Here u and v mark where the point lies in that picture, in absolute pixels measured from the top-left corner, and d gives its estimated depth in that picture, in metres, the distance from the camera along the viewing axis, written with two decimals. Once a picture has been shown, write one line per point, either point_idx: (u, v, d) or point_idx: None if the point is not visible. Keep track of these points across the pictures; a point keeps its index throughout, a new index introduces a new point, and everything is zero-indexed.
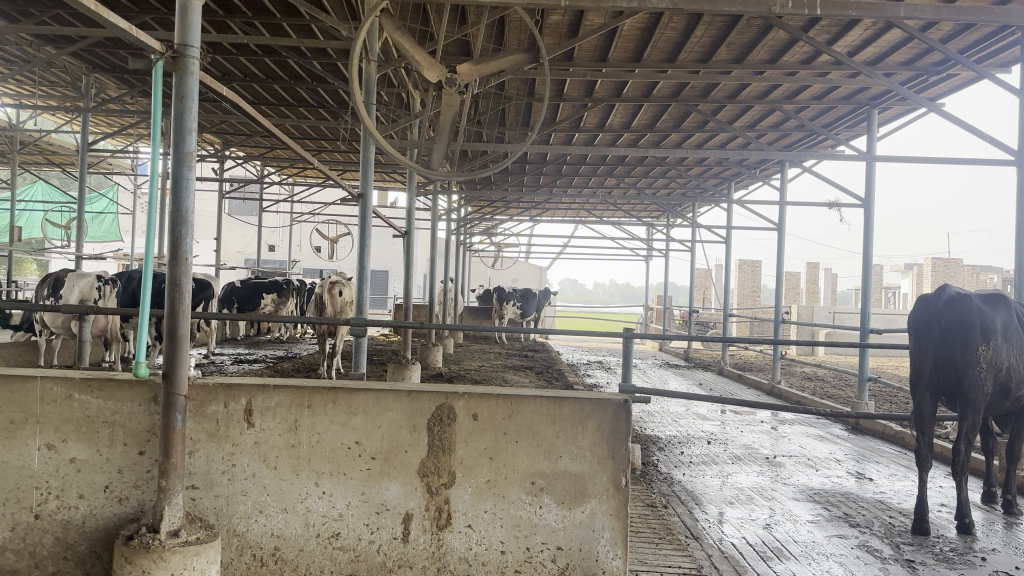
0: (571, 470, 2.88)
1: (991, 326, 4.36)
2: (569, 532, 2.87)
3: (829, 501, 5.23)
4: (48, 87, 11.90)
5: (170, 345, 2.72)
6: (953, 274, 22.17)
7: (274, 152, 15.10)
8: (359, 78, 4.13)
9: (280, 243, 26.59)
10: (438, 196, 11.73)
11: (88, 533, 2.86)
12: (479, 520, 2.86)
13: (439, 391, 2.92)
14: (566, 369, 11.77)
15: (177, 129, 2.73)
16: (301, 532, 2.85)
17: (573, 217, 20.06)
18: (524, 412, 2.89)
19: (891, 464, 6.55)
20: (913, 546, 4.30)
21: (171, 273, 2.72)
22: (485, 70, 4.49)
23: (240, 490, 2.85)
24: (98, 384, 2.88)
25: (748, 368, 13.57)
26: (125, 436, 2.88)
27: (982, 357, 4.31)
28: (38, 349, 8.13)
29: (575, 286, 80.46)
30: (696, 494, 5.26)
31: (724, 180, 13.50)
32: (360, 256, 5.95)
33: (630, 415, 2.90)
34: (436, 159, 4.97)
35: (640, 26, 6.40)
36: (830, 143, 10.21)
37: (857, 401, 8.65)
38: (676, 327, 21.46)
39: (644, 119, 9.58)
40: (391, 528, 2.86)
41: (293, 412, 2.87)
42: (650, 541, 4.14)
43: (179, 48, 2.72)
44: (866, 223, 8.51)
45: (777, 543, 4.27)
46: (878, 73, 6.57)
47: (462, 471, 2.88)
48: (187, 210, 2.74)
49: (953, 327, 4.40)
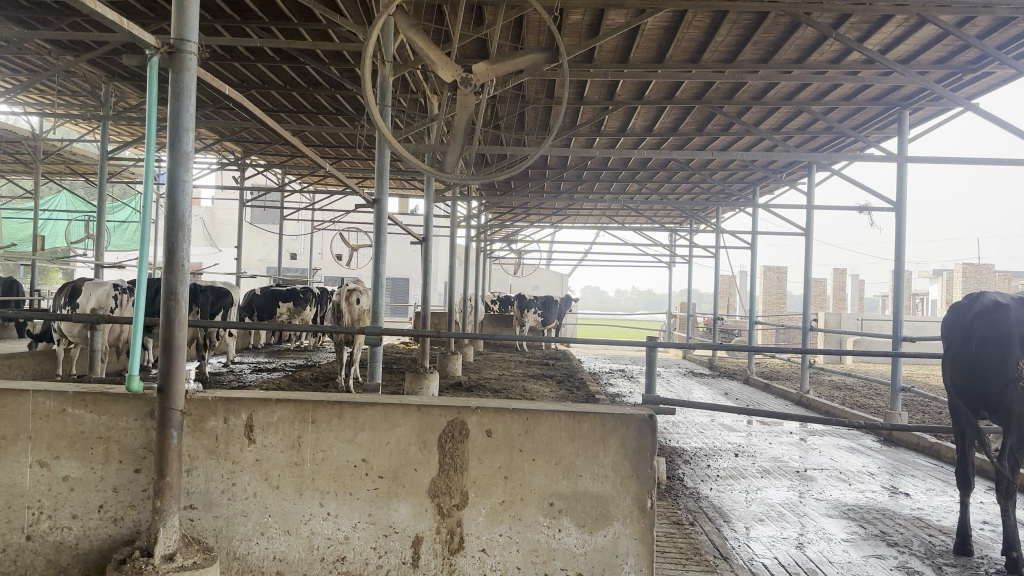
0: (592, 490, 2.69)
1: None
2: (590, 557, 2.67)
3: (864, 518, 4.99)
4: (69, 97, 11.92)
5: (165, 357, 2.57)
6: (984, 280, 21.54)
7: (294, 161, 15.03)
8: (371, 80, 3.88)
9: (301, 251, 26.64)
10: (458, 203, 11.56)
11: (81, 555, 2.71)
12: (494, 544, 2.67)
13: (451, 405, 2.74)
14: (589, 378, 11.58)
15: (172, 130, 2.59)
16: (305, 556, 2.68)
17: (595, 224, 19.80)
18: (541, 429, 2.70)
19: (927, 479, 6.27)
20: (956, 568, 4.05)
21: (167, 281, 2.57)
22: (502, 69, 4.23)
23: (240, 511, 2.69)
24: (93, 399, 2.73)
25: (774, 376, 13.25)
26: (120, 454, 2.73)
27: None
28: (55, 358, 8.04)
29: (596, 293, 80.09)
30: (725, 511, 5.03)
31: (749, 184, 13.21)
32: (376, 262, 5.78)
33: (655, 431, 2.70)
34: (451, 162, 4.74)
35: (662, 26, 6.21)
36: (859, 145, 9.93)
37: (891, 411, 8.32)
38: (700, 335, 21.14)
39: (668, 123, 9.39)
40: (400, 552, 2.68)
41: (296, 428, 2.71)
42: (677, 561, 3.93)
43: (175, 43, 2.57)
44: (898, 227, 8.24)
45: (811, 565, 4.04)
46: (914, 71, 6.31)
47: (475, 490, 2.69)
48: (183, 215, 2.59)
49: (987, 338, 4.05)
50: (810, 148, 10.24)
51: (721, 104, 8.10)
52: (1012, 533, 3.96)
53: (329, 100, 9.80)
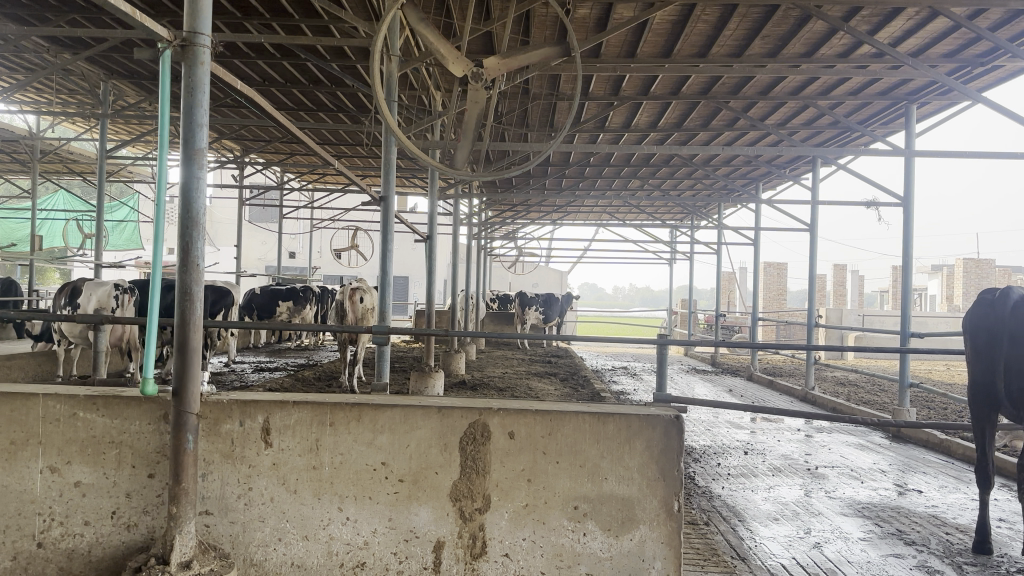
0: (618, 493, 2.63)
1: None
2: (616, 562, 2.61)
3: (880, 516, 4.94)
4: (66, 96, 11.83)
5: (180, 359, 2.50)
6: (985, 275, 21.52)
7: (294, 158, 14.97)
8: (380, 75, 3.79)
9: (300, 249, 26.58)
10: (460, 199, 11.49)
11: (94, 563, 2.65)
12: (518, 549, 2.61)
13: (472, 407, 2.68)
14: (592, 375, 11.54)
15: (186, 126, 2.52)
16: (323, 562, 2.62)
17: (595, 221, 19.75)
18: (565, 430, 2.64)
19: (940, 476, 6.22)
20: (976, 567, 3.99)
21: (182, 281, 2.50)
22: (514, 64, 4.16)
23: (257, 516, 2.63)
24: (105, 402, 2.67)
25: (777, 373, 13.23)
26: (133, 458, 2.67)
27: None
28: (56, 359, 7.96)
29: (594, 290, 80.13)
30: (739, 510, 4.98)
31: (752, 180, 13.16)
32: (383, 260, 5.71)
33: (682, 432, 2.64)
34: (460, 159, 4.68)
35: (671, 19, 6.15)
36: (864, 140, 9.89)
37: (898, 408, 8.26)
38: (701, 331, 21.12)
39: (672, 118, 9.34)
40: (421, 558, 2.62)
41: (314, 430, 2.65)
42: (695, 563, 3.87)
43: (188, 36, 2.50)
44: (905, 222, 8.19)
45: (830, 565, 3.98)
46: (924, 65, 6.25)
47: (497, 494, 2.63)
48: (197, 213, 2.52)
49: (1011, 334, 3.98)
50: (815, 143, 10.18)
51: (727, 99, 8.06)
52: None
53: (330, 97, 9.75)
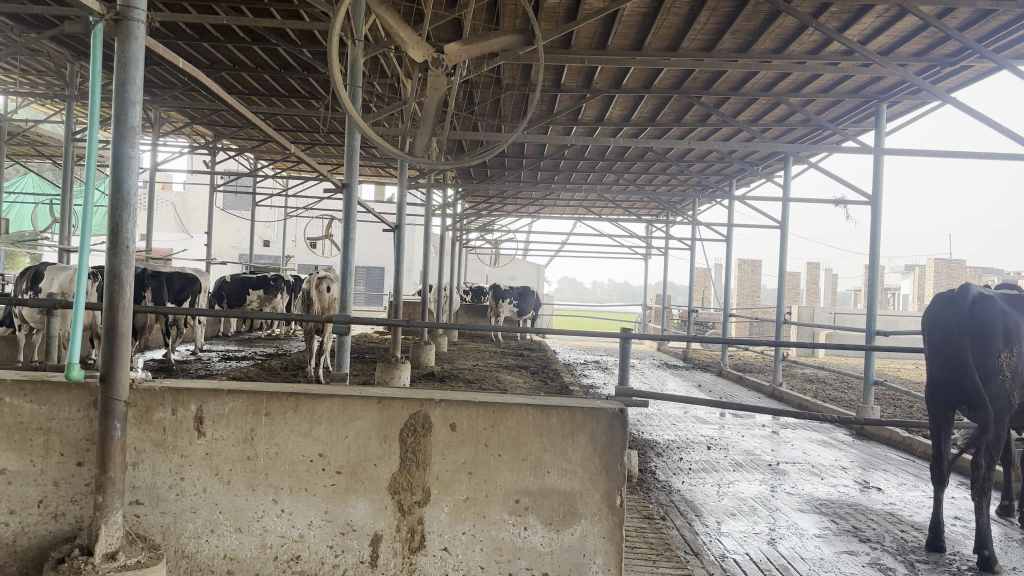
0: (560, 486, 2.59)
1: (1014, 330, 3.92)
2: (556, 557, 2.57)
3: (837, 513, 4.93)
4: (33, 76, 11.61)
5: (108, 344, 2.42)
6: (956, 275, 21.70)
7: (267, 145, 14.80)
8: (340, 60, 3.67)
9: (274, 238, 26.34)
10: (433, 189, 11.42)
11: (18, 554, 2.56)
12: (457, 543, 2.56)
13: (414, 398, 2.62)
14: (563, 368, 11.53)
15: (118, 101, 2.43)
16: (257, 554, 2.55)
17: (571, 215, 19.73)
18: (507, 423, 2.59)
19: (899, 473, 6.25)
20: (929, 564, 3.99)
21: (111, 263, 2.42)
22: (476, 50, 4.06)
23: (189, 507, 2.55)
24: (33, 387, 2.58)
25: (747, 369, 13.29)
26: (62, 446, 2.58)
27: (1002, 365, 3.88)
28: (15, 344, 7.81)
29: (573, 284, 80.40)
30: (696, 506, 4.96)
31: (726, 177, 13.19)
32: (344, 249, 5.61)
33: (626, 426, 2.61)
34: (421, 145, 4.58)
35: (641, 11, 6.10)
36: (836, 138, 9.93)
37: (863, 406, 8.29)
38: (675, 327, 21.20)
39: (645, 112, 9.32)
40: (357, 551, 2.55)
41: (249, 420, 2.57)
42: (646, 558, 3.82)
43: (122, 9, 2.41)
44: (872, 220, 8.21)
45: (783, 561, 3.96)
46: (893, 62, 6.24)
47: (437, 487, 2.58)
48: (127, 193, 2.44)
49: (969, 331, 3.97)
50: (787, 140, 10.20)
51: (698, 94, 8.04)
52: (985, 529, 3.88)
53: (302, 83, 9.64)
